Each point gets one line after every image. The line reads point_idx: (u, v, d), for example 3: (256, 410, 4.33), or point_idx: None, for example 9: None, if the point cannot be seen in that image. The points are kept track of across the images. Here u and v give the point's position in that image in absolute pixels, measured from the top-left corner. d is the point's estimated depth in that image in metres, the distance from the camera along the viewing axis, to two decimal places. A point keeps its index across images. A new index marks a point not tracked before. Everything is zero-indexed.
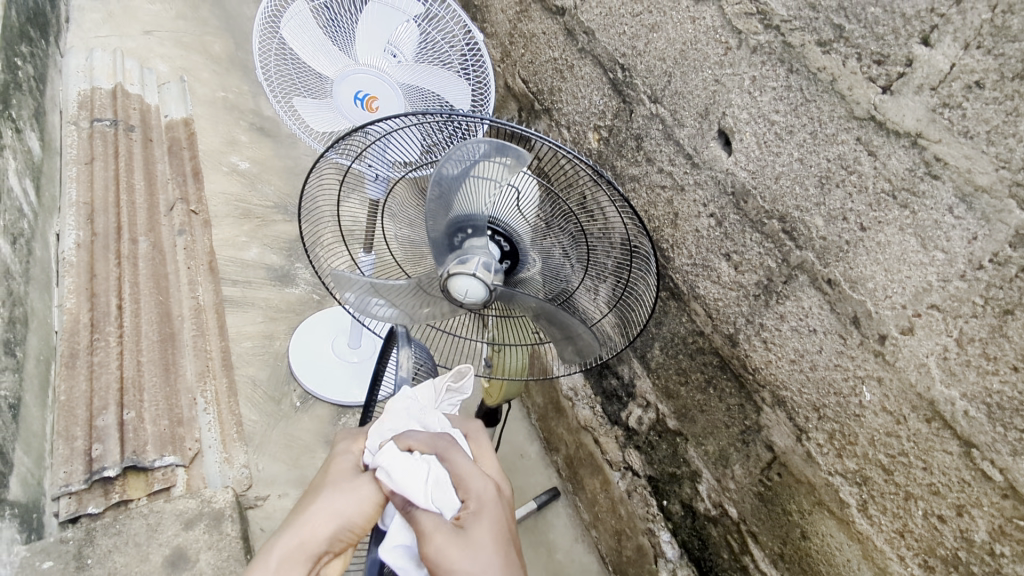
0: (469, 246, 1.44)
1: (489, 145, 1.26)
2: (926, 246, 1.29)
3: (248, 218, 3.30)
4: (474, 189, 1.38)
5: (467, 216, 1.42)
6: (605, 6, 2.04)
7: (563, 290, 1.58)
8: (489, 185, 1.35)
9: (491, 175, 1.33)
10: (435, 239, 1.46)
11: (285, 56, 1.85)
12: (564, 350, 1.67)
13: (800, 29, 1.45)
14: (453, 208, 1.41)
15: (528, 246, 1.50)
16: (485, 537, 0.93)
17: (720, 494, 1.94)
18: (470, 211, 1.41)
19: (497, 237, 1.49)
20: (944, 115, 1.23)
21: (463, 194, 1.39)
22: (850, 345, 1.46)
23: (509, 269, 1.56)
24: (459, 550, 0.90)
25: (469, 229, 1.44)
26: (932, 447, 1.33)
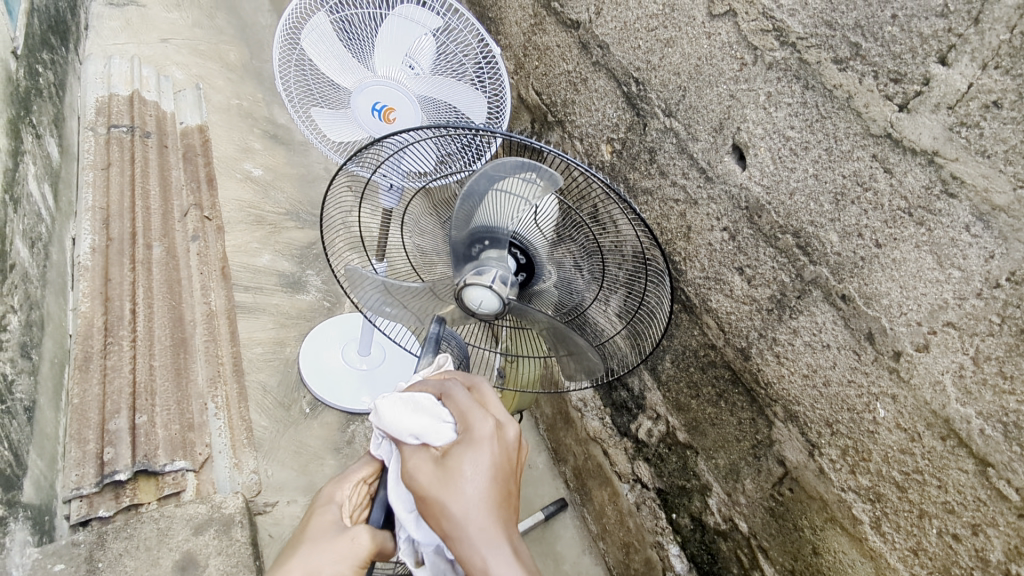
0: (487, 257, 1.46)
1: (514, 164, 1.26)
2: (942, 264, 1.29)
3: (260, 224, 3.33)
4: (495, 202, 1.38)
5: (486, 227, 1.43)
6: (620, 20, 2.05)
7: (578, 303, 1.59)
8: (510, 199, 1.36)
9: (514, 192, 1.33)
10: (455, 248, 1.48)
11: (305, 67, 1.88)
12: (572, 366, 1.69)
13: (816, 46, 1.46)
14: (474, 220, 1.42)
15: (544, 260, 1.51)
16: (473, 470, 1.00)
17: (730, 508, 1.94)
18: (490, 223, 1.41)
19: (514, 250, 1.50)
20: (962, 133, 1.23)
21: (485, 208, 1.40)
22: (864, 361, 1.46)
23: (524, 282, 1.57)
24: (436, 476, 1.00)
25: (487, 240, 1.44)
26: (947, 465, 1.33)
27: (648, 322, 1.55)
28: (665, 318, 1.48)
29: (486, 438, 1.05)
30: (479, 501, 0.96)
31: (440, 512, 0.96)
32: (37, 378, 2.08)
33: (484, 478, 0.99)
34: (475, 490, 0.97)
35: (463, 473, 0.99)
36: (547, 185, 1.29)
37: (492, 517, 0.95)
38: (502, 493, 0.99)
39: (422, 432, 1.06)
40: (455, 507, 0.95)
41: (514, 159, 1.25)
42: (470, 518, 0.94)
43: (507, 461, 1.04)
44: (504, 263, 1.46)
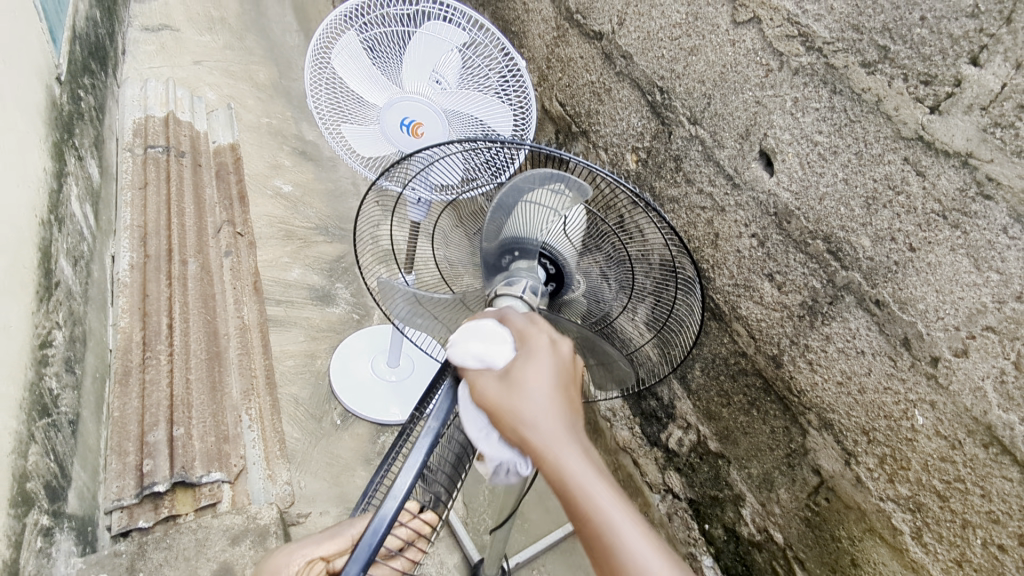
0: (516, 267, 1.46)
1: (547, 176, 1.29)
2: (979, 266, 1.26)
3: (291, 239, 3.41)
4: (524, 213, 1.39)
5: (516, 238, 1.44)
6: (643, 30, 2.06)
7: (606, 312, 1.59)
8: (540, 210, 1.37)
9: (545, 204, 1.35)
10: (486, 258, 1.49)
11: (334, 84, 1.92)
12: (603, 376, 1.69)
13: (843, 51, 1.45)
14: (505, 230, 1.44)
15: (573, 270, 1.52)
16: (539, 383, 0.98)
17: (765, 518, 1.91)
18: (520, 234, 1.43)
19: (543, 260, 1.50)
20: (996, 134, 1.21)
21: (516, 219, 1.41)
22: (901, 367, 1.43)
23: (553, 292, 1.58)
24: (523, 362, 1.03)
25: (517, 250, 1.46)
26: (990, 473, 1.29)
27: (679, 330, 1.53)
28: (695, 325, 1.47)
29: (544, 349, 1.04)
30: (547, 411, 0.95)
31: (515, 426, 0.95)
32: (80, 392, 2.15)
33: (553, 394, 0.97)
34: (542, 403, 0.96)
35: (532, 391, 0.96)
36: (576, 196, 1.31)
37: (563, 423, 0.95)
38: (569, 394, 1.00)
39: (483, 354, 1.02)
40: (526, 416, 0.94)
41: (546, 170, 1.27)
42: (574, 467, 0.90)
43: (569, 371, 1.03)
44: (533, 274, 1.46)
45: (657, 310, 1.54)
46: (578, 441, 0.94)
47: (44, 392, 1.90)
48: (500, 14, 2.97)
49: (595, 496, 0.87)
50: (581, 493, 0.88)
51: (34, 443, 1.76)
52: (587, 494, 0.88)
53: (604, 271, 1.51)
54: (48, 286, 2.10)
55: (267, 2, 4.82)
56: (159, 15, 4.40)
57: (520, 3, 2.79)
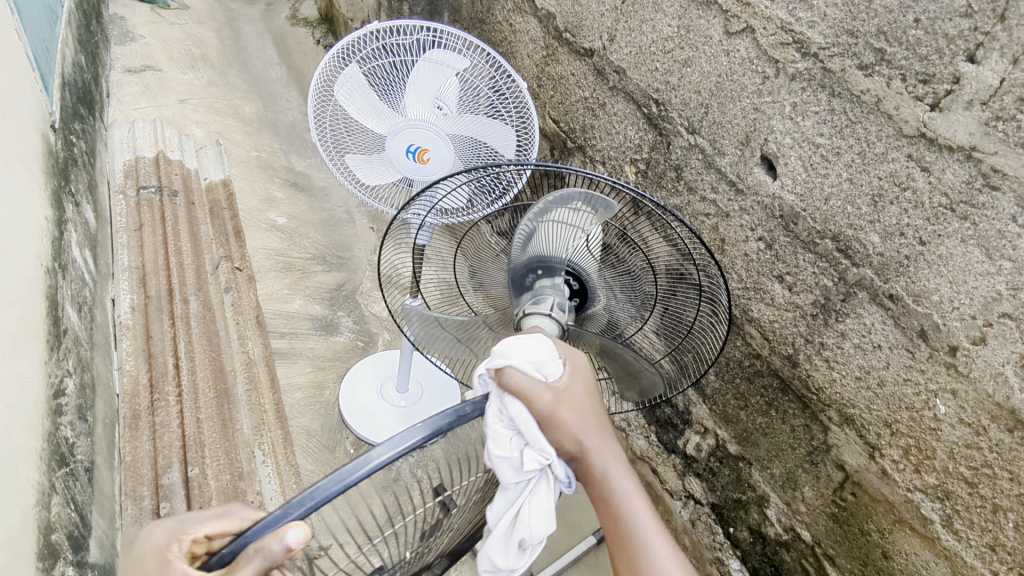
0: (541, 286, 1.48)
1: (579, 195, 1.32)
2: (991, 256, 1.30)
3: (289, 271, 3.41)
4: (549, 233, 1.42)
5: (541, 257, 1.46)
6: (635, 45, 2.11)
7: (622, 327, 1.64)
8: (564, 229, 1.40)
9: (573, 223, 1.39)
10: (513, 276, 1.51)
11: (338, 116, 1.94)
12: (627, 389, 1.72)
13: (839, 55, 1.50)
14: (530, 249, 1.46)
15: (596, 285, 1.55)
16: (581, 392, 1.11)
17: (791, 517, 1.92)
18: (545, 253, 1.45)
19: (566, 277, 1.53)
20: (998, 127, 1.26)
21: (541, 238, 1.43)
22: (919, 358, 1.46)
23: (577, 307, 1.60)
24: (563, 412, 1.06)
25: (541, 269, 1.47)
26: (1017, 457, 1.32)
27: (699, 338, 1.58)
28: (715, 331, 1.53)
29: (581, 364, 1.17)
30: (591, 429, 1.08)
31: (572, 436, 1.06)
32: (93, 439, 2.12)
33: (586, 410, 1.09)
34: (586, 425, 1.08)
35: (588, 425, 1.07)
36: (600, 213, 1.35)
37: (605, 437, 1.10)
38: (603, 420, 1.12)
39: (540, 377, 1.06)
40: (577, 422, 1.06)
41: (574, 190, 1.31)
42: (623, 485, 1.06)
43: (594, 391, 1.14)
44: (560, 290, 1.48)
45: (672, 320, 1.59)
46: (617, 450, 1.09)
47: (61, 442, 1.88)
48: (486, 36, 3.02)
49: (638, 520, 1.04)
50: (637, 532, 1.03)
51: (55, 493, 1.74)
52: (628, 504, 1.05)
53: (625, 286, 1.54)
54: (57, 333, 2.08)
55: (247, 38, 4.85)
56: (141, 54, 4.39)
57: (507, 25, 2.83)
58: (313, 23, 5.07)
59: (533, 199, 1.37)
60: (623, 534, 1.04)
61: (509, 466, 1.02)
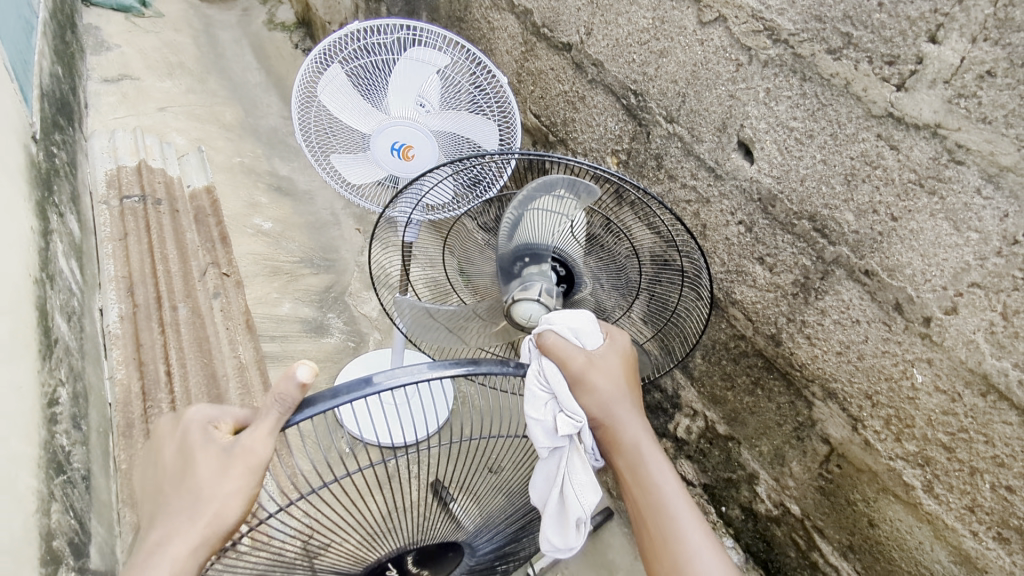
0: (529, 273, 1.51)
1: (560, 181, 1.36)
2: (959, 228, 1.35)
3: (277, 275, 3.42)
4: (534, 221, 1.46)
5: (527, 244, 1.49)
6: (612, 37, 2.15)
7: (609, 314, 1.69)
8: (548, 216, 1.44)
9: (557, 209, 1.42)
10: (500, 264, 1.54)
11: (321, 118, 1.96)
12: None
13: (808, 41, 1.54)
14: (515, 237, 1.49)
15: (583, 271, 1.57)
16: (603, 380, 1.24)
17: (780, 493, 1.97)
18: (531, 240, 1.48)
19: (553, 263, 1.55)
20: (961, 105, 1.31)
21: (526, 225, 1.47)
22: (895, 330, 1.52)
23: (565, 292, 1.62)
24: (597, 380, 1.24)
25: (528, 256, 1.50)
26: (991, 420, 1.38)
27: (681, 322, 1.65)
28: (699, 312, 1.58)
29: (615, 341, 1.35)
30: (614, 398, 1.24)
31: (601, 413, 1.23)
32: (89, 448, 2.13)
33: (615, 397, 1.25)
34: (607, 394, 1.23)
35: (605, 392, 1.23)
36: (583, 199, 1.39)
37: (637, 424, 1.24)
38: (630, 387, 1.29)
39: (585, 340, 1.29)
40: (601, 401, 1.23)
41: (555, 176, 1.36)
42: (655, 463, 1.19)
43: (620, 368, 1.29)
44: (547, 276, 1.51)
45: (656, 305, 1.66)
46: (639, 421, 1.24)
47: (57, 450, 1.90)
48: (465, 34, 3.05)
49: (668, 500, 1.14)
50: (660, 493, 1.15)
51: (55, 501, 1.75)
52: (648, 478, 1.17)
53: (610, 273, 1.57)
54: (48, 343, 2.09)
55: (225, 44, 4.84)
56: (117, 64, 4.37)
57: (485, 22, 2.86)
58: (291, 27, 5.07)
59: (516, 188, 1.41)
60: (647, 495, 1.16)
61: (544, 430, 1.16)
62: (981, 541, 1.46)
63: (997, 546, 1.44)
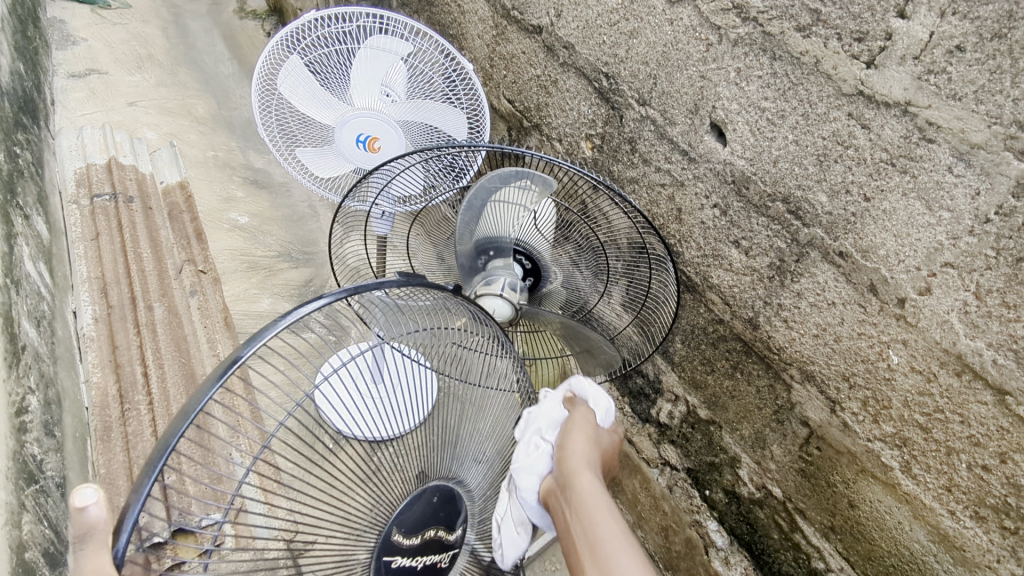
0: (493, 266, 1.52)
1: (521, 175, 1.34)
2: (931, 208, 1.31)
3: (255, 270, 3.37)
4: (492, 214, 1.45)
5: (488, 238, 1.49)
6: (582, 19, 2.10)
7: (585, 301, 1.66)
8: (508, 208, 1.43)
9: (518, 202, 1.41)
10: (461, 259, 1.54)
11: (283, 110, 1.88)
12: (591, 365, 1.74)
13: (777, 18, 1.51)
14: (477, 231, 1.48)
15: (549, 263, 1.58)
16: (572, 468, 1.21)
17: (762, 475, 1.97)
18: (492, 233, 1.48)
19: (519, 256, 1.56)
20: (931, 81, 1.26)
21: (489, 218, 1.46)
22: (871, 312, 1.50)
23: (531, 286, 1.63)
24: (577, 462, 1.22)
25: (492, 250, 1.51)
26: (966, 400, 1.37)
27: (658, 308, 1.60)
28: (672, 301, 1.54)
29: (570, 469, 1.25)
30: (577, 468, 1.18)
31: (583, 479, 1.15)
32: (63, 455, 2.09)
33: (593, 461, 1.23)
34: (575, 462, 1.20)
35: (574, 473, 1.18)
36: (542, 190, 1.36)
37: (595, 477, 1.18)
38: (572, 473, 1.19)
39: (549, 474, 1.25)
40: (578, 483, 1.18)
41: (515, 170, 1.34)
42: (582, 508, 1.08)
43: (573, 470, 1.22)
44: (510, 267, 1.52)
45: (634, 291, 1.61)
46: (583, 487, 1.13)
47: (28, 459, 1.86)
48: (436, 19, 2.98)
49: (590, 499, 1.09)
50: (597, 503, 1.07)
51: (26, 511, 1.72)
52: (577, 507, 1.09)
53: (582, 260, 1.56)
54: (14, 350, 2.04)
55: (194, 35, 4.72)
56: (84, 58, 4.25)
57: (455, 6, 2.80)
58: (261, 16, 4.97)
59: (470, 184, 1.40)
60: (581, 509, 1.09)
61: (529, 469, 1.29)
62: (959, 520, 1.45)
63: (974, 524, 1.43)
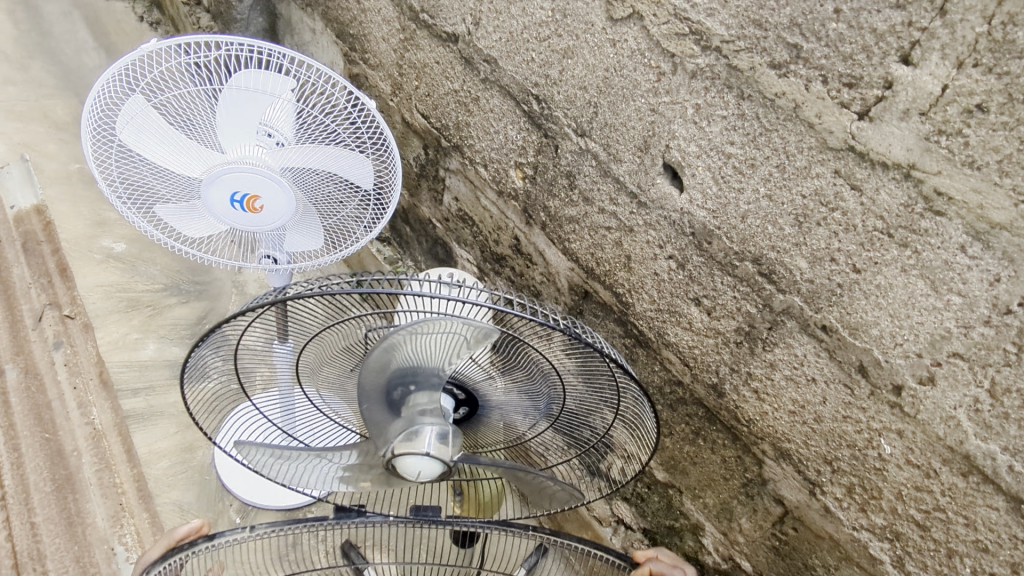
0: (415, 404, 1.14)
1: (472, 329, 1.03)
2: (938, 289, 1.12)
3: (135, 310, 2.42)
4: (423, 348, 1.07)
5: (408, 370, 1.12)
6: (505, 29, 1.75)
7: (529, 426, 1.38)
8: (441, 346, 1.07)
9: (456, 344, 1.06)
10: (374, 391, 1.15)
11: (130, 161, 1.46)
12: (540, 499, 1.44)
13: (746, 51, 1.24)
14: (396, 361, 1.11)
15: (488, 392, 1.31)
16: None
17: (729, 547, 1.74)
18: (419, 368, 1.11)
19: (450, 387, 1.29)
20: (942, 143, 1.06)
21: (419, 354, 1.09)
22: (859, 395, 1.29)
23: (466, 411, 1.37)
24: None
25: (414, 385, 1.14)
26: (973, 502, 1.20)
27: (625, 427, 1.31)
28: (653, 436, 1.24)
29: None
30: None
31: None
32: None
33: None
34: None
35: None
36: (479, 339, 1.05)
37: None
38: None
39: None
40: None
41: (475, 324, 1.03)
42: None
43: None
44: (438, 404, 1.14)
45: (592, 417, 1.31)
46: None
47: None
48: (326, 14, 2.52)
49: None
50: None
51: None
52: None
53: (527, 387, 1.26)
54: None
55: None
56: None
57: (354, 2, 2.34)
58: None
59: (410, 308, 1.00)
60: None
61: None
62: None
63: None
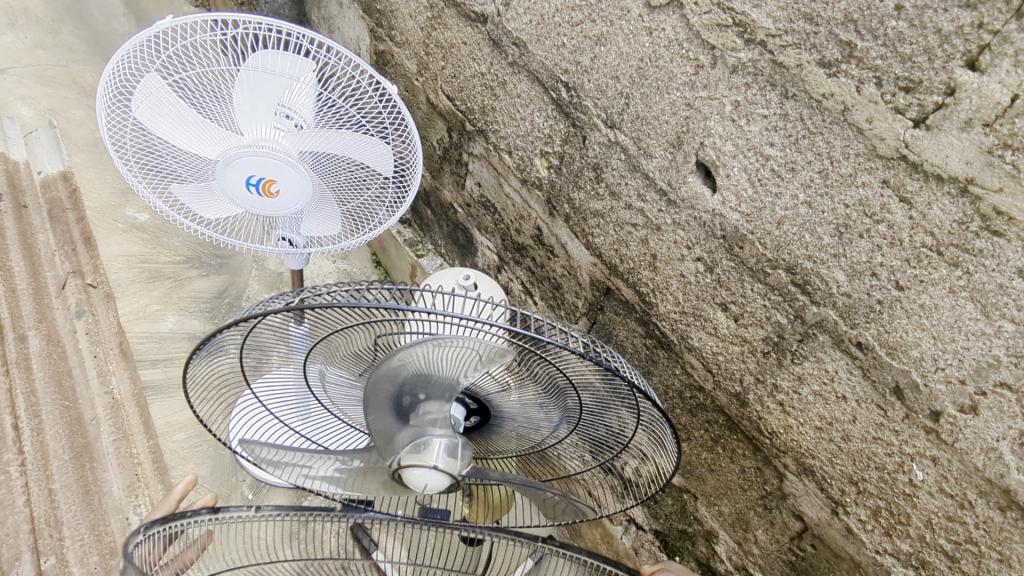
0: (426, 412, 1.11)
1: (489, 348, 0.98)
2: (989, 314, 1.05)
3: (156, 282, 2.41)
4: (436, 363, 1.04)
5: (419, 380, 1.08)
6: (535, 11, 1.67)
7: (542, 438, 1.34)
8: (456, 360, 1.02)
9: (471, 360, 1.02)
10: (381, 399, 1.11)
11: (144, 140, 1.43)
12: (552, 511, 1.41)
13: (793, 46, 1.16)
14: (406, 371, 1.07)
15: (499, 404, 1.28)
16: None
17: (742, 557, 1.69)
18: (430, 379, 1.07)
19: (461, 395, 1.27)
20: (1006, 159, 0.98)
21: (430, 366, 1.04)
22: (892, 418, 1.23)
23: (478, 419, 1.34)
24: None
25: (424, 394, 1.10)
26: (1009, 538, 1.14)
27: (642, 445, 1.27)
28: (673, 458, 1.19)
29: None
30: None
31: None
32: None
33: None
34: None
35: None
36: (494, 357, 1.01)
37: None
38: None
39: None
40: None
41: (490, 343, 0.99)
42: None
43: None
44: (448, 413, 1.12)
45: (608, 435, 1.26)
46: None
47: None
48: None
49: None
50: None
51: None
52: None
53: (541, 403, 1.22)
54: None
55: None
56: None
57: None
58: None
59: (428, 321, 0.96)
60: None
61: None
62: None
63: None
